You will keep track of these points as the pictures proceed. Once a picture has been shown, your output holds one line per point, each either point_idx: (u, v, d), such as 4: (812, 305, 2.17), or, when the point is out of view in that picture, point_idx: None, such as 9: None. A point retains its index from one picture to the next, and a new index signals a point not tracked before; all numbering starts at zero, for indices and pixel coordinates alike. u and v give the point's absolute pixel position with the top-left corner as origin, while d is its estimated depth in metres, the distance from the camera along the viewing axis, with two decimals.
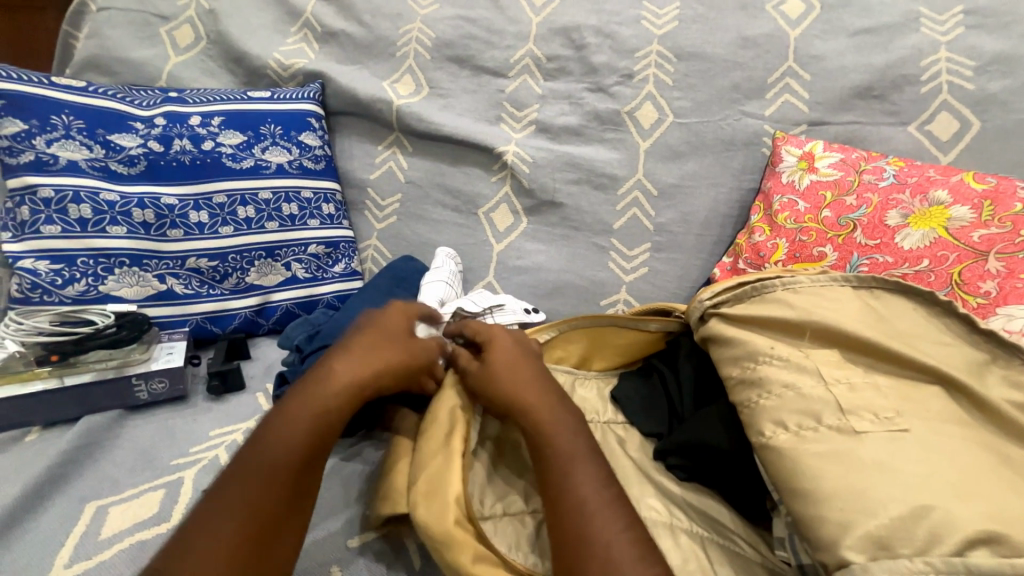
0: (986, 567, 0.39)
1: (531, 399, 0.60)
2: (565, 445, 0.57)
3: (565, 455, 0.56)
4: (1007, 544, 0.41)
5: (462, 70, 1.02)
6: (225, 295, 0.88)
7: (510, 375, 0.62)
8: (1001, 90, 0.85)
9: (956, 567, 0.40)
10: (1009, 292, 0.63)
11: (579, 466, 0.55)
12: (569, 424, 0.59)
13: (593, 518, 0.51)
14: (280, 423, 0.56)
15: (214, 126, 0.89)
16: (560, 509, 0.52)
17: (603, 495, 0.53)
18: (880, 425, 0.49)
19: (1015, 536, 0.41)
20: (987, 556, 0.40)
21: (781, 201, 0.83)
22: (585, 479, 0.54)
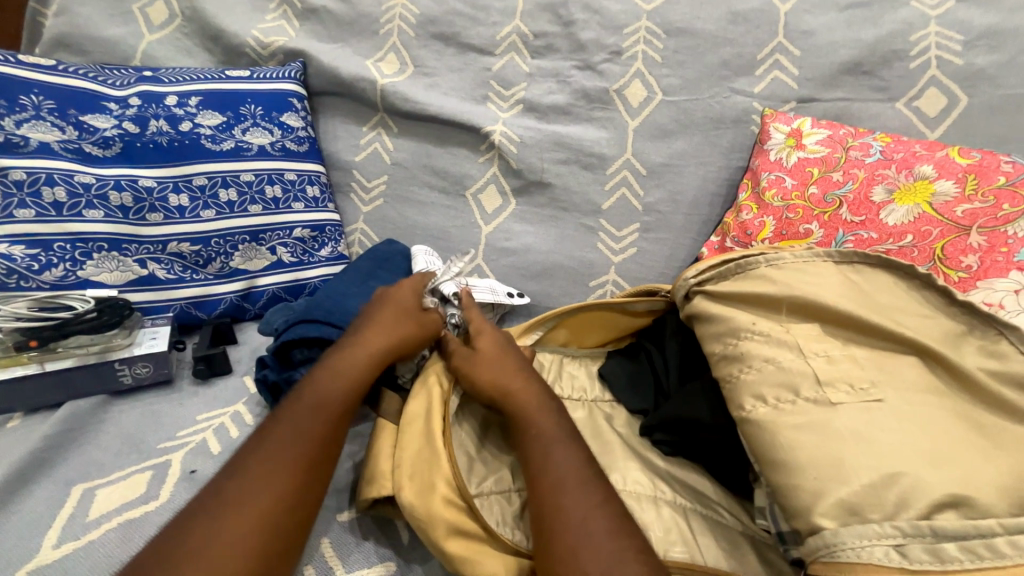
0: (952, 530, 0.41)
1: (515, 384, 0.62)
2: (544, 423, 0.58)
3: (545, 432, 0.57)
4: (973, 506, 0.42)
5: (448, 48, 1.00)
6: (209, 280, 0.87)
7: (494, 363, 0.64)
8: (988, 65, 0.84)
9: (922, 530, 0.42)
10: (989, 266, 0.64)
11: (555, 442, 0.56)
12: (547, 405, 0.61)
13: (571, 492, 0.52)
14: (321, 386, 0.60)
15: (192, 106, 0.87)
16: (538, 483, 0.53)
17: (582, 472, 0.54)
18: (855, 396, 0.50)
19: (983, 500, 0.42)
20: (954, 518, 0.42)
21: (768, 178, 0.83)
22: (562, 454, 0.55)
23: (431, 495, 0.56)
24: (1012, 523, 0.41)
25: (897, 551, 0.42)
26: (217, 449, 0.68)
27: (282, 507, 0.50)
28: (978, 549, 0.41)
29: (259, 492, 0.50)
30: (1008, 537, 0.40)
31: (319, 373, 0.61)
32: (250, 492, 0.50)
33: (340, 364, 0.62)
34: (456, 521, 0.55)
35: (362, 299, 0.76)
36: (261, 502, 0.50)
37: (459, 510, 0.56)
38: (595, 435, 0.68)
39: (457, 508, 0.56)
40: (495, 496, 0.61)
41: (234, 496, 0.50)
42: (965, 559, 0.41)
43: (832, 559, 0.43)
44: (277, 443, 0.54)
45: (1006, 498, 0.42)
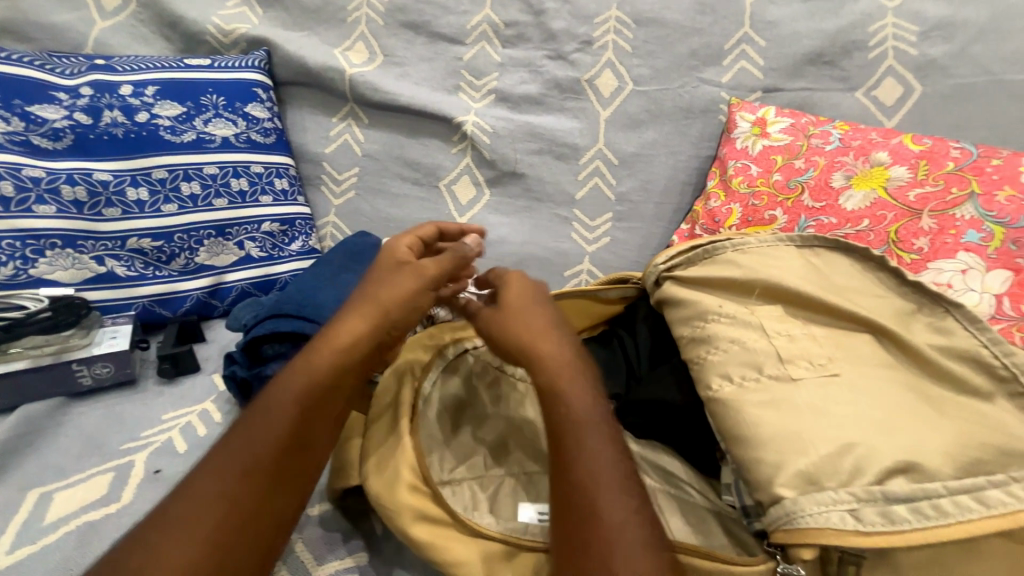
0: (902, 493, 0.43)
1: (549, 352, 0.55)
2: (581, 402, 0.52)
3: (583, 414, 0.51)
4: (920, 471, 0.44)
5: (418, 37, 0.98)
6: (173, 276, 0.84)
7: (522, 324, 0.57)
8: (941, 55, 0.88)
9: (874, 495, 0.44)
10: (940, 247, 0.67)
11: (593, 427, 0.50)
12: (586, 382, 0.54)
13: (610, 489, 0.47)
14: (282, 385, 0.54)
15: (149, 96, 0.84)
16: (572, 472, 0.48)
17: (619, 466, 0.48)
18: (814, 371, 0.52)
19: (929, 464, 0.44)
20: (904, 483, 0.44)
21: (735, 166, 0.85)
22: (599, 442, 0.49)
23: (397, 483, 0.56)
24: (954, 484, 0.43)
25: (851, 515, 0.43)
26: (183, 448, 0.66)
27: (236, 521, 0.47)
28: (925, 509, 0.43)
29: (210, 506, 0.47)
30: (949, 497, 0.43)
31: (288, 368, 0.55)
32: (200, 507, 0.47)
33: (313, 352, 0.55)
34: (421, 506, 0.55)
35: (332, 290, 0.75)
36: (212, 516, 0.47)
37: (425, 498, 0.56)
38: None
39: (423, 495, 0.56)
40: (464, 483, 0.60)
41: (189, 510, 0.47)
42: (913, 520, 0.43)
43: (792, 526, 0.44)
44: (234, 451, 0.50)
45: (952, 465, 0.44)
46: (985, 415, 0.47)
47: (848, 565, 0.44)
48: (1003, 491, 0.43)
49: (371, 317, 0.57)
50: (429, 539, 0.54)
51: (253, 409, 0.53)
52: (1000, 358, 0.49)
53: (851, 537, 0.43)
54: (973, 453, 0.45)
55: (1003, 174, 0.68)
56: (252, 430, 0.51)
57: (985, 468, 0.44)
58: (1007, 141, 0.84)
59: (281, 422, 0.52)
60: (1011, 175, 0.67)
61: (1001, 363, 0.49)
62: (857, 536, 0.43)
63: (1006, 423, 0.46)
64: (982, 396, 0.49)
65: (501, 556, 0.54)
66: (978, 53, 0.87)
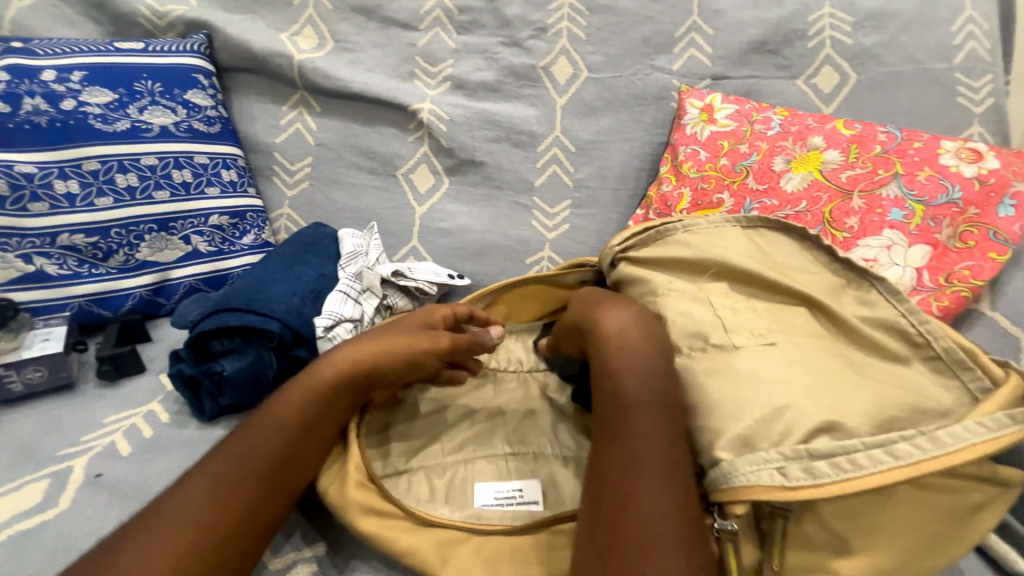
0: (825, 450, 0.45)
1: (635, 339, 0.57)
2: (633, 393, 0.53)
3: (635, 403, 0.53)
4: (841, 429, 0.47)
5: (369, 22, 0.96)
6: (111, 274, 0.79)
7: (607, 315, 0.60)
8: (874, 44, 0.93)
9: (799, 453, 0.46)
10: (868, 225, 0.72)
11: (643, 416, 0.52)
12: (651, 373, 0.54)
13: (650, 478, 0.47)
14: (281, 404, 0.56)
15: (75, 82, 0.78)
16: (614, 461, 0.50)
17: (666, 455, 0.49)
18: (754, 340, 0.55)
19: (848, 423, 0.47)
20: (826, 441, 0.46)
21: (685, 151, 0.87)
22: (648, 431, 0.51)
23: (345, 479, 0.55)
24: (870, 440, 0.45)
25: (779, 473, 0.46)
26: (127, 451, 0.64)
27: (225, 535, 0.48)
28: (841, 463, 0.45)
29: (197, 514, 0.48)
30: (865, 452, 0.45)
31: (290, 386, 0.57)
32: (189, 513, 0.48)
33: (314, 376, 0.57)
34: (369, 501, 0.54)
35: (285, 283, 0.73)
36: (197, 524, 0.48)
37: (372, 492, 0.55)
38: (528, 405, 0.70)
39: (370, 490, 0.56)
40: (414, 474, 0.62)
41: (174, 515, 0.48)
42: (833, 474, 0.44)
43: (725, 486, 0.47)
44: (234, 463, 0.52)
45: (871, 423, 0.47)
46: (901, 377, 0.52)
47: (777, 518, 0.47)
48: (911, 444, 0.45)
49: (373, 349, 0.60)
50: (376, 531, 0.53)
51: (252, 424, 0.55)
52: (917, 327, 0.54)
53: (777, 492, 0.45)
54: (889, 412, 0.48)
55: (922, 156, 0.73)
56: (252, 445, 0.53)
57: (898, 426, 0.48)
58: (932, 125, 0.91)
59: (281, 439, 0.54)
60: (929, 156, 0.73)
61: (917, 331, 0.54)
62: (783, 491, 0.45)
63: (918, 383, 0.51)
64: (900, 360, 0.53)
65: (451, 543, 0.54)
66: (906, 42, 0.92)
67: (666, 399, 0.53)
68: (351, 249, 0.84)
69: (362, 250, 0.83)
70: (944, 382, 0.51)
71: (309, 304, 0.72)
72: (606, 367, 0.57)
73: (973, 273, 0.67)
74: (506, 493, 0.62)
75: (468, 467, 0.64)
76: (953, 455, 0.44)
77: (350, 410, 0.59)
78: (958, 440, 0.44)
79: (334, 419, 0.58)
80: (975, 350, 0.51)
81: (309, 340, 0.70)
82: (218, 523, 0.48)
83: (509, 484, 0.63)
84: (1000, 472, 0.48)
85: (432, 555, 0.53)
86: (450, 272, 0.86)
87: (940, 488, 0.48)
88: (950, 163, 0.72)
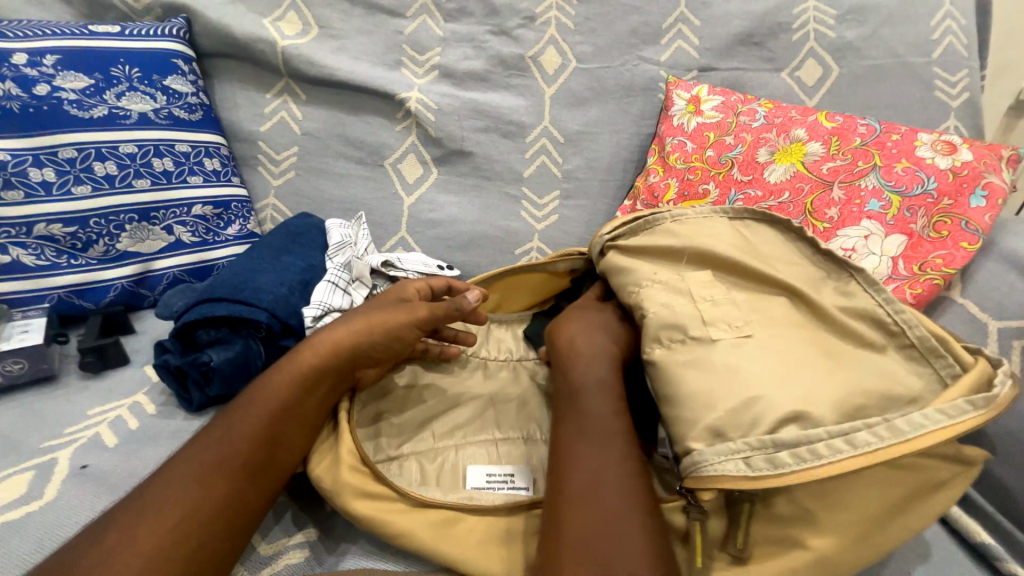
0: (789, 439, 0.47)
1: (593, 344, 0.63)
2: (584, 376, 0.59)
3: (583, 384, 0.59)
4: (808, 419, 0.49)
5: (355, 8, 0.94)
6: (92, 265, 0.78)
7: (574, 320, 0.67)
8: (856, 38, 0.94)
9: (764, 443, 0.48)
10: (847, 216, 0.74)
11: (592, 395, 0.57)
12: (599, 360, 0.61)
13: (597, 446, 0.52)
14: (265, 389, 0.56)
15: (47, 66, 0.76)
16: (567, 434, 0.54)
17: (611, 426, 0.54)
18: (730, 332, 0.56)
19: (815, 414, 0.49)
20: (792, 431, 0.48)
21: (671, 143, 0.88)
22: (593, 404, 0.56)
23: (338, 466, 0.56)
24: (835, 428, 0.47)
25: (744, 463, 0.48)
26: (113, 442, 0.63)
27: (210, 516, 0.48)
28: (803, 453, 0.47)
29: (185, 497, 0.48)
30: (828, 441, 0.47)
31: (271, 370, 0.57)
32: (177, 497, 0.48)
33: (298, 360, 0.58)
34: (362, 484, 0.55)
35: (271, 273, 0.72)
36: (186, 508, 0.48)
37: (366, 477, 0.56)
38: (517, 393, 0.71)
39: (363, 475, 0.56)
40: (407, 459, 0.63)
41: (159, 500, 0.48)
42: (794, 463, 0.46)
43: (698, 475, 0.48)
44: (219, 446, 0.52)
45: (839, 412, 0.49)
46: (875, 363, 0.53)
47: (744, 502, 0.50)
48: (872, 431, 0.47)
49: (354, 329, 0.60)
50: (376, 513, 0.54)
51: (237, 409, 0.55)
52: (891, 315, 0.55)
53: (743, 482, 0.47)
54: (857, 401, 0.50)
55: (900, 148, 0.75)
56: (236, 428, 0.53)
57: (865, 414, 0.49)
58: (909, 119, 0.93)
59: (266, 423, 0.54)
60: (907, 149, 0.75)
61: (892, 319, 0.55)
62: (747, 480, 0.47)
63: (890, 369, 0.53)
64: (875, 347, 0.55)
65: (448, 522, 0.55)
66: (887, 36, 0.94)
67: (607, 381, 0.59)
68: (338, 240, 0.83)
69: (351, 240, 0.83)
70: (916, 368, 0.53)
71: (297, 294, 0.72)
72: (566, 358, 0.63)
73: (945, 262, 0.70)
74: (498, 476, 0.62)
75: (459, 451, 0.65)
76: (909, 442, 0.46)
77: (337, 390, 0.60)
78: (916, 427, 0.46)
79: (317, 403, 0.58)
80: (947, 338, 0.53)
81: (298, 330, 0.70)
82: (203, 507, 0.48)
83: (500, 468, 0.63)
84: (964, 451, 0.51)
85: (424, 536, 0.53)
86: (440, 262, 0.86)
87: (905, 467, 0.50)
88: (927, 155, 0.74)
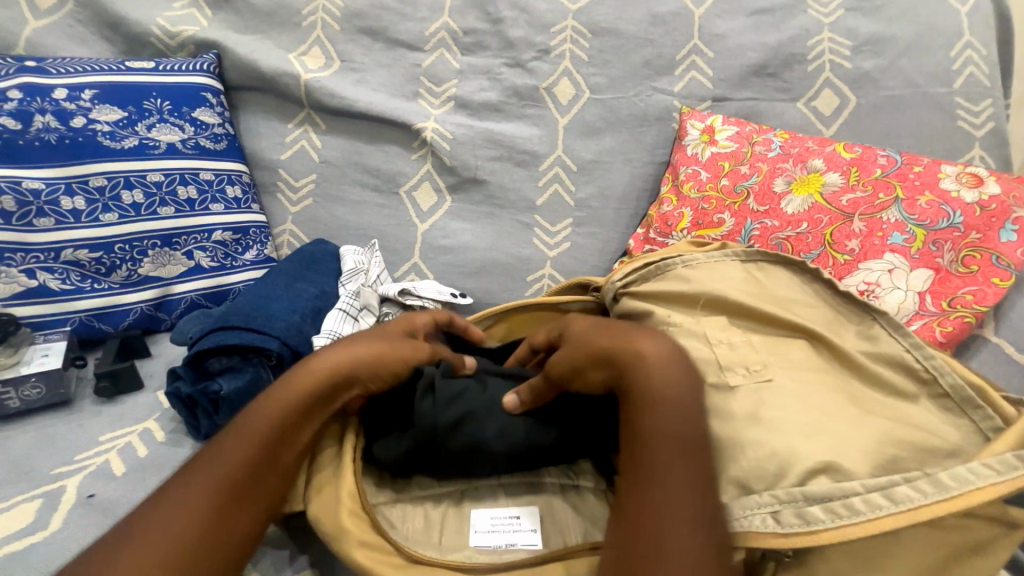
0: (820, 493, 0.44)
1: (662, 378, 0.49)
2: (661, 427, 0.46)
3: (672, 436, 0.46)
4: (838, 471, 0.46)
5: (376, 42, 0.98)
6: (114, 289, 0.80)
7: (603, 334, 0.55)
8: (873, 69, 0.94)
9: (795, 496, 0.45)
10: (869, 249, 0.72)
11: (682, 453, 0.45)
12: (686, 409, 0.48)
13: (687, 528, 0.40)
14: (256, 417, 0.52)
15: (85, 101, 0.80)
16: (648, 503, 0.42)
17: (705, 503, 0.42)
18: (749, 377, 0.54)
19: (847, 465, 0.46)
20: (826, 483, 0.45)
21: (686, 171, 0.88)
22: (689, 474, 0.44)
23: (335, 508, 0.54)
24: (869, 482, 0.44)
25: (773, 517, 0.45)
26: (121, 470, 0.64)
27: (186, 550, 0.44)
28: (838, 508, 0.44)
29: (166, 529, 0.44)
30: (864, 496, 0.44)
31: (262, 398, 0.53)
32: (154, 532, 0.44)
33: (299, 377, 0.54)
34: (361, 533, 0.53)
35: (284, 302, 0.73)
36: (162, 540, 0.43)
37: (363, 521, 0.54)
38: None
39: (362, 520, 0.54)
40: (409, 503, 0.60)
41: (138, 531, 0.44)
42: (829, 519, 0.43)
43: None
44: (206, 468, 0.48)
45: (872, 465, 0.46)
46: (905, 413, 0.51)
47: (769, 561, 0.46)
48: (913, 486, 0.44)
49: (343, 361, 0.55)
50: (367, 562, 0.51)
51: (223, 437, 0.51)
52: (920, 361, 0.53)
53: (773, 540, 0.44)
54: (891, 451, 0.47)
55: (924, 180, 0.73)
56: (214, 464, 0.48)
57: (900, 466, 0.46)
58: (932, 149, 0.91)
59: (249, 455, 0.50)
60: (930, 181, 0.73)
61: (922, 366, 0.53)
62: (777, 538, 0.44)
63: (923, 420, 0.50)
64: (907, 396, 0.52)
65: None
66: (906, 66, 0.93)
67: (699, 437, 0.46)
68: (352, 267, 0.85)
69: (364, 266, 0.84)
70: (953, 420, 0.50)
71: (309, 321, 0.73)
72: (637, 393, 0.49)
73: (977, 298, 0.67)
74: (504, 519, 0.59)
75: (466, 495, 0.61)
76: (956, 499, 0.43)
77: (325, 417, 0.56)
78: (962, 482, 0.43)
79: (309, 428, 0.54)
80: (984, 387, 0.50)
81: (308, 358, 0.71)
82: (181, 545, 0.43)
83: (505, 511, 0.60)
84: (1011, 513, 0.47)
85: None
86: (455, 292, 0.87)
87: (947, 527, 0.46)
88: (951, 187, 0.72)
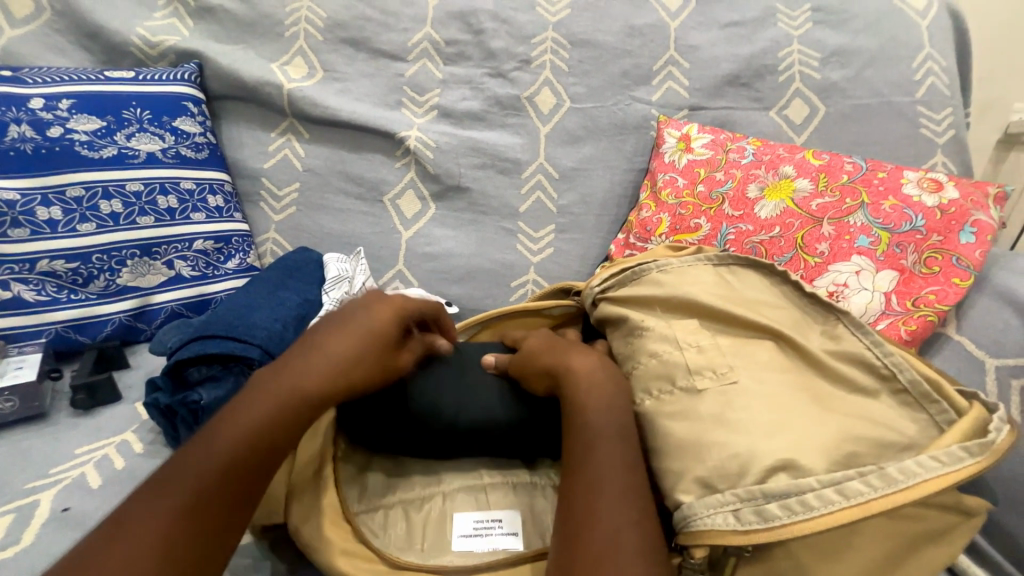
0: (778, 490, 0.46)
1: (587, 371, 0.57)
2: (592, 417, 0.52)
3: (594, 425, 0.51)
4: (798, 468, 0.47)
5: (358, 52, 0.99)
6: (91, 299, 0.79)
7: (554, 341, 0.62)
8: (840, 79, 0.97)
9: (754, 494, 0.47)
10: (837, 251, 0.75)
11: (608, 440, 0.50)
12: (602, 394, 0.54)
13: (611, 502, 0.45)
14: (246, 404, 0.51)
15: (62, 110, 0.79)
16: (578, 484, 0.47)
17: (626, 481, 0.47)
18: (721, 377, 0.56)
19: (811, 461, 0.48)
20: (785, 480, 0.47)
21: (664, 178, 0.91)
22: (609, 459, 0.49)
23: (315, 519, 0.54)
24: (825, 479, 0.46)
25: (733, 515, 0.47)
26: (98, 482, 0.63)
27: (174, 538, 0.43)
28: (793, 505, 0.46)
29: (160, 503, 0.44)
30: (818, 491, 0.46)
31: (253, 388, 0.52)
32: (152, 523, 0.43)
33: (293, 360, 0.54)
34: (343, 542, 0.53)
35: (266, 310, 0.73)
36: (168, 522, 0.43)
37: (344, 529, 0.54)
38: None
39: (343, 529, 0.55)
40: (392, 509, 0.60)
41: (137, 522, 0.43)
42: (783, 515, 0.45)
43: (688, 528, 0.48)
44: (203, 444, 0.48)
45: (835, 460, 0.48)
46: (867, 409, 0.53)
47: (730, 557, 0.48)
48: (865, 481, 0.46)
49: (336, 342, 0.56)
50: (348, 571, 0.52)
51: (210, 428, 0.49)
52: (880, 358, 0.55)
53: (734, 537, 0.46)
54: (849, 448, 0.49)
55: (887, 185, 0.77)
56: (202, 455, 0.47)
57: (859, 461, 0.48)
58: (897, 156, 0.95)
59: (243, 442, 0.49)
60: (893, 186, 0.76)
61: (882, 363, 0.55)
62: (738, 534, 0.46)
63: (883, 415, 0.52)
64: (869, 393, 0.54)
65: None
66: (871, 77, 0.97)
67: (624, 426, 0.52)
68: (335, 274, 0.85)
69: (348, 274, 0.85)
70: (913, 414, 0.52)
71: (291, 329, 0.73)
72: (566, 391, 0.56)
73: (938, 298, 0.70)
74: (485, 523, 0.59)
75: (447, 498, 0.61)
76: (906, 490, 0.45)
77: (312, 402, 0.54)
78: (909, 475, 0.46)
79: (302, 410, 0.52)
80: (939, 381, 0.52)
81: None
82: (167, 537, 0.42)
83: (485, 514, 0.60)
84: (965, 502, 0.50)
85: None
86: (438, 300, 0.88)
87: (906, 517, 0.48)
88: (913, 192, 0.75)
